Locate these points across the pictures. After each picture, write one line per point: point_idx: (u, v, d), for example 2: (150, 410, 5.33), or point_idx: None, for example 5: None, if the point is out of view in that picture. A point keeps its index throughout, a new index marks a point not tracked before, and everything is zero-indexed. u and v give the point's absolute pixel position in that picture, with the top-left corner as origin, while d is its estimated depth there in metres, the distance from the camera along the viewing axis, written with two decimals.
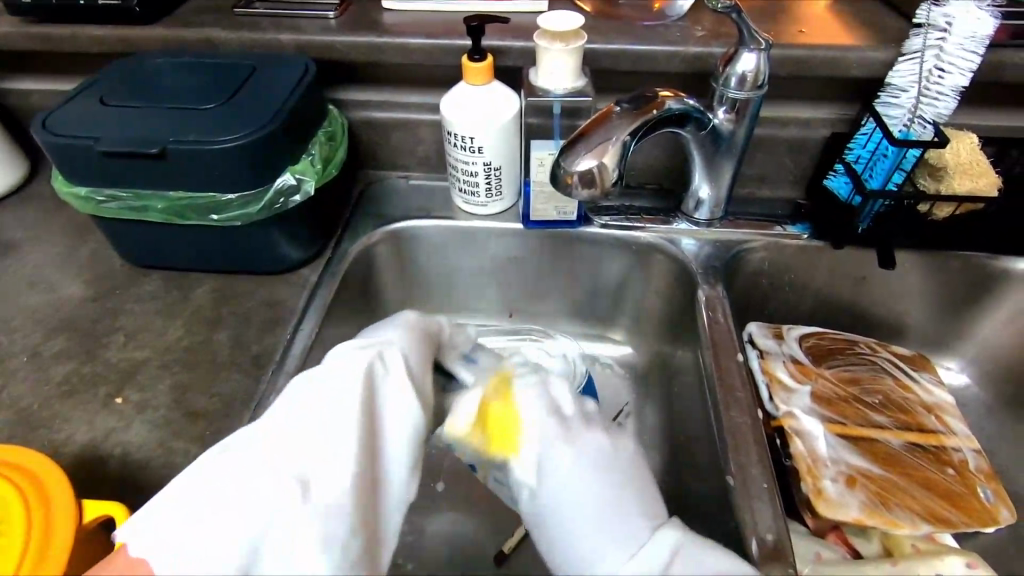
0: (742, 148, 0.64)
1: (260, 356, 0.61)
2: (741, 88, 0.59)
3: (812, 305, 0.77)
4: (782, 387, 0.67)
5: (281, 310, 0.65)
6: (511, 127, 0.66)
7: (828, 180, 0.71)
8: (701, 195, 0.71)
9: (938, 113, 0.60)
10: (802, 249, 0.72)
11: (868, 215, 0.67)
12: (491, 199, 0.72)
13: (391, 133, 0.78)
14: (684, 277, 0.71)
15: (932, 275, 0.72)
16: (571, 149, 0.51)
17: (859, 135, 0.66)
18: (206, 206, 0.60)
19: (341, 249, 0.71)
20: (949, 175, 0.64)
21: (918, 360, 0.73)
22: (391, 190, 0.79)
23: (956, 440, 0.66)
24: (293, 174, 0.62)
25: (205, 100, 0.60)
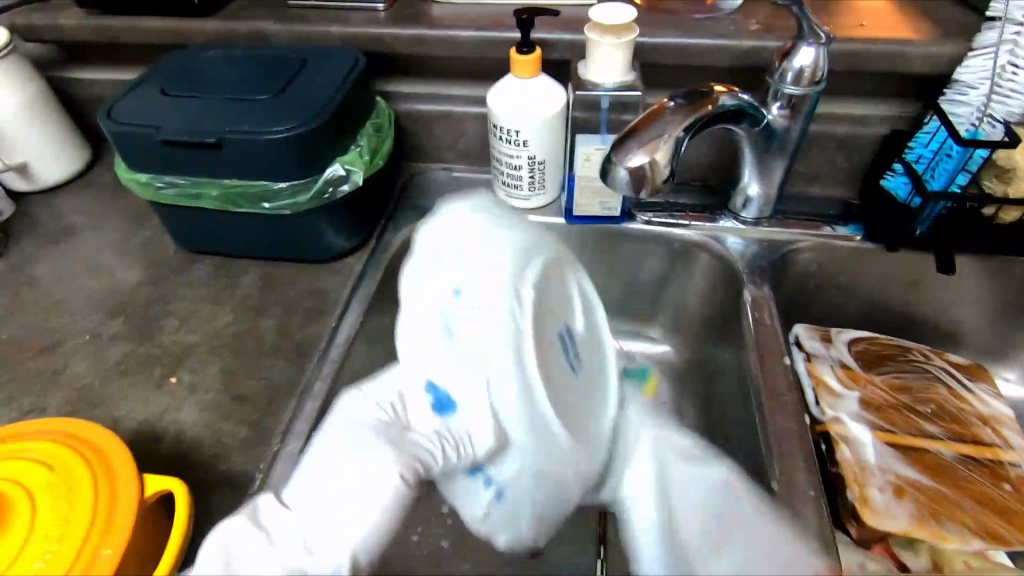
0: (795, 145, 0.62)
1: (305, 343, 0.62)
2: (798, 84, 0.57)
3: (862, 309, 0.74)
4: (828, 392, 0.65)
5: (326, 298, 0.66)
6: (556, 122, 0.66)
7: (884, 179, 0.68)
8: (749, 192, 0.69)
9: (1010, 112, 0.57)
10: (855, 251, 0.70)
11: (929, 218, 0.64)
12: (533, 192, 0.72)
13: (435, 125, 0.78)
14: (730, 277, 0.70)
15: (993, 282, 0.69)
16: (621, 145, 0.50)
17: (921, 134, 0.63)
18: (257, 194, 0.62)
19: (383, 240, 0.72)
20: (1019, 176, 0.60)
21: (975, 369, 0.71)
22: (434, 183, 0.80)
23: (1014, 455, 0.63)
24: (341, 165, 0.63)
25: (259, 91, 0.62)
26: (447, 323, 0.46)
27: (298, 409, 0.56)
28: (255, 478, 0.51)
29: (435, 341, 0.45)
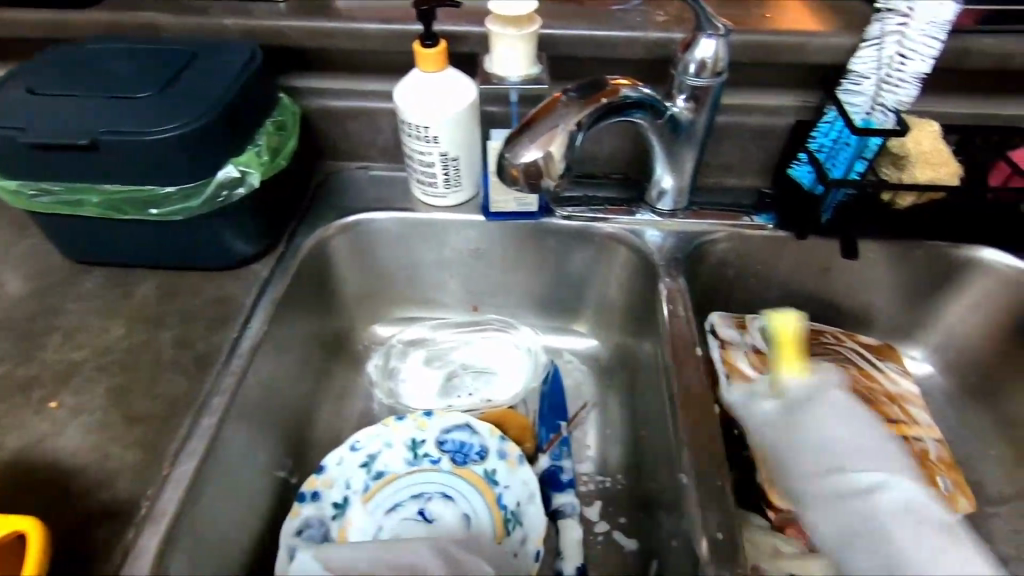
0: (703, 136, 0.62)
1: (202, 355, 0.58)
2: (700, 76, 0.58)
3: (779, 296, 0.76)
4: (741, 377, 0.66)
5: (227, 307, 0.63)
6: (466, 118, 0.64)
7: (790, 169, 0.69)
8: (663, 185, 0.69)
9: (899, 100, 0.59)
10: (767, 239, 0.71)
11: (831, 206, 0.66)
12: (449, 190, 0.70)
13: (348, 122, 0.75)
14: (648, 269, 0.70)
15: (897, 266, 0.71)
16: (515, 139, 0.49)
17: (823, 123, 0.65)
18: (143, 200, 0.57)
19: (294, 243, 0.69)
20: (911, 164, 0.62)
21: (884, 349, 0.73)
22: (351, 182, 0.77)
23: (918, 430, 0.66)
24: (235, 166, 0.59)
25: (141, 88, 0.57)
26: (359, 445, 0.64)
27: (193, 427, 0.52)
28: (141, 506, 0.48)
29: (365, 483, 0.63)
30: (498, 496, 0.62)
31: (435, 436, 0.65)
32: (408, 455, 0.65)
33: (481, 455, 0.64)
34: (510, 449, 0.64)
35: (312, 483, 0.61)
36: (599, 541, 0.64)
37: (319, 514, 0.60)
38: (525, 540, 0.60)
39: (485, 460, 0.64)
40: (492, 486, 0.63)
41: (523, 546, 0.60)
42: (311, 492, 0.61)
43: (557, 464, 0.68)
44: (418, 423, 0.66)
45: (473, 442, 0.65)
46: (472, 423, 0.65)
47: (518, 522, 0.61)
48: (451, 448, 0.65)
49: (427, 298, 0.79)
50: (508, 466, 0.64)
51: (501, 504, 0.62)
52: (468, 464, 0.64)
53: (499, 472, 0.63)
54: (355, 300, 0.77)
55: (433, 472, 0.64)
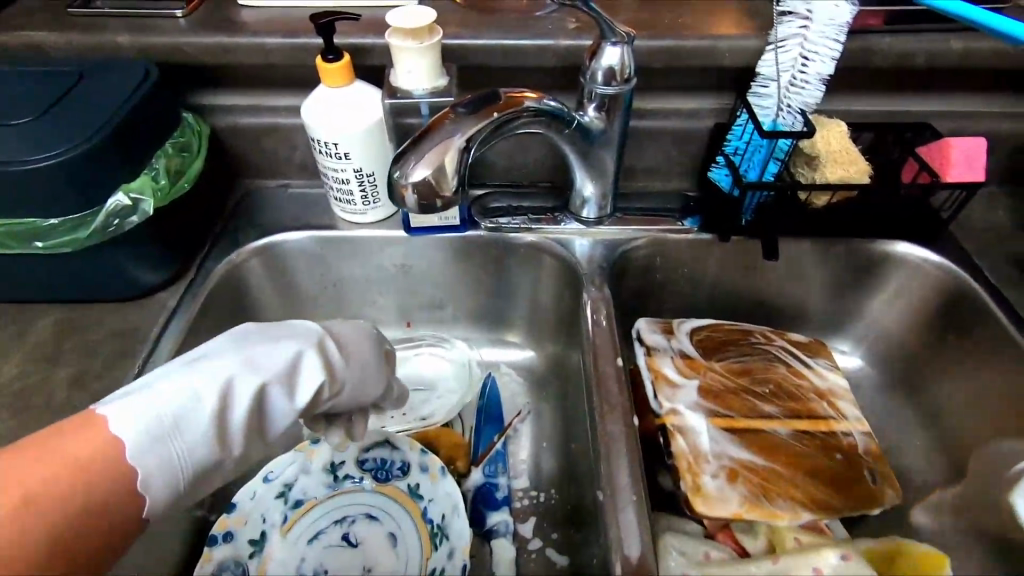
0: (618, 141, 0.62)
1: (100, 395, 0.55)
2: (610, 85, 0.57)
3: (709, 298, 0.76)
4: (667, 384, 0.66)
5: (130, 340, 0.59)
6: (378, 133, 0.62)
7: (711, 172, 0.70)
8: (586, 193, 0.68)
9: (807, 102, 0.60)
10: (692, 243, 0.71)
11: (751, 206, 0.67)
12: (368, 207, 0.68)
13: (262, 139, 0.72)
14: (574, 278, 0.69)
15: (820, 263, 0.72)
16: (405, 157, 0.48)
17: (735, 127, 0.65)
18: (27, 232, 0.54)
19: (205, 269, 0.66)
20: (822, 164, 0.62)
21: (813, 346, 0.74)
22: (269, 201, 0.74)
23: (846, 425, 0.67)
24: (126, 194, 0.55)
25: (18, 114, 0.54)
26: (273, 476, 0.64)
27: None
28: None
29: (285, 513, 0.62)
30: (423, 511, 0.62)
31: (355, 457, 0.65)
32: (328, 481, 0.64)
33: (402, 470, 0.65)
34: (433, 462, 0.64)
35: (223, 523, 0.60)
36: (533, 559, 0.63)
37: (236, 554, 0.59)
38: (452, 553, 0.59)
39: (408, 475, 0.64)
40: (417, 501, 0.63)
41: (450, 561, 0.59)
42: (223, 532, 0.60)
43: (492, 481, 0.66)
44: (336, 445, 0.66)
45: (394, 459, 0.65)
46: (392, 439, 0.66)
47: (445, 535, 0.60)
48: (371, 468, 0.65)
49: (356, 316, 0.76)
50: (430, 479, 0.63)
51: (427, 519, 0.62)
52: (391, 480, 0.64)
53: (422, 486, 0.63)
54: (279, 323, 0.74)
55: (355, 494, 0.64)
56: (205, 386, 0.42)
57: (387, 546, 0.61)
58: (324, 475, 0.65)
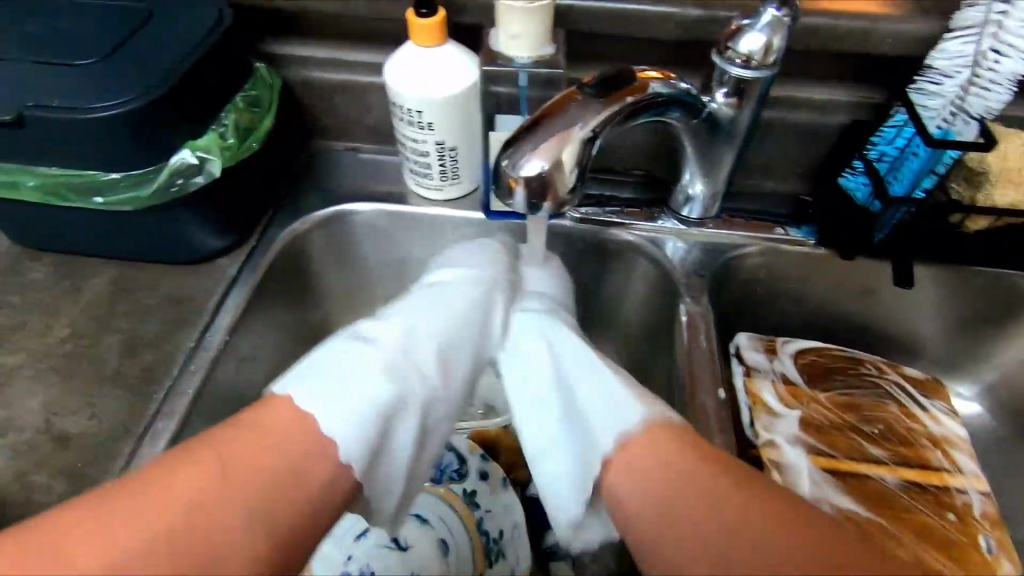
0: (745, 135, 0.53)
1: (152, 369, 0.52)
2: (747, 67, 0.47)
3: (813, 320, 0.67)
4: (764, 410, 0.58)
5: (186, 310, 0.55)
6: (466, 104, 0.55)
7: (841, 178, 0.59)
8: (691, 190, 0.60)
9: (988, 107, 0.48)
10: (805, 258, 0.62)
11: (889, 223, 0.57)
12: (445, 182, 0.61)
13: (335, 97, 0.66)
14: (668, 288, 0.61)
15: (952, 294, 0.62)
16: (517, 144, 0.41)
17: (887, 128, 0.55)
18: (86, 186, 0.50)
19: (267, 238, 0.61)
20: (991, 182, 0.53)
21: (930, 384, 0.64)
22: (337, 165, 0.68)
23: (962, 480, 0.57)
24: (193, 152, 0.51)
25: (82, 54, 0.49)
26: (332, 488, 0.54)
27: (133, 458, 0.47)
28: None
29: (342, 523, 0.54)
30: (479, 522, 0.56)
31: None
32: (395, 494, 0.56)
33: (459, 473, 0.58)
34: (494, 470, 0.58)
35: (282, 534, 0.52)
36: None
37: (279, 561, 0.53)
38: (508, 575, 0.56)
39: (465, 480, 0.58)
40: (473, 509, 0.57)
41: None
42: None
43: None
44: None
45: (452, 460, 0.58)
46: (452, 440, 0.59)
47: (501, 553, 0.56)
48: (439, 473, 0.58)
49: None
50: (490, 489, 0.58)
51: (482, 530, 0.56)
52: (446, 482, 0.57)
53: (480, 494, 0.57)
54: (338, 297, 0.69)
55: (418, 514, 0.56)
56: (339, 343, 0.47)
57: (437, 557, 0.54)
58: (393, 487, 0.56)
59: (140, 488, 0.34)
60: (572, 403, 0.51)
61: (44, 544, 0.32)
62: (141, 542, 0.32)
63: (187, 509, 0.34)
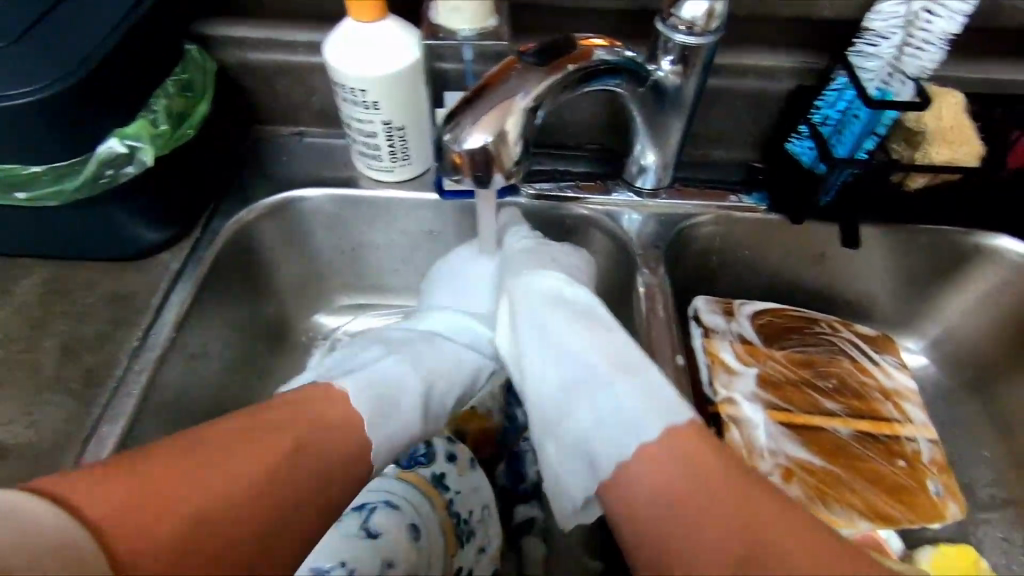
0: (692, 104, 0.53)
1: (95, 371, 0.49)
2: (690, 33, 0.47)
3: (768, 285, 0.68)
4: (723, 369, 0.60)
5: (128, 308, 0.53)
6: (411, 81, 0.53)
7: (789, 143, 0.60)
8: (644, 161, 0.60)
9: (923, 67, 0.50)
10: (758, 224, 0.63)
11: (833, 187, 0.58)
12: (397, 164, 0.60)
13: (276, 79, 0.63)
14: (626, 260, 0.62)
15: (897, 252, 0.64)
16: (458, 117, 0.40)
17: (829, 91, 0.56)
18: (7, 181, 0.47)
19: (212, 228, 0.59)
20: (927, 141, 0.54)
21: (881, 340, 0.66)
22: (283, 151, 0.66)
23: (910, 429, 0.60)
24: (121, 140, 0.48)
25: None
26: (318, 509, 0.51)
27: (77, 464, 0.44)
28: None
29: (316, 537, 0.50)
30: (449, 504, 0.55)
31: None
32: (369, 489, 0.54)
33: (427, 458, 0.57)
34: (461, 451, 0.58)
35: None
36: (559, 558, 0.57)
37: None
38: (481, 553, 0.55)
39: (433, 462, 0.57)
40: (441, 490, 0.55)
41: (479, 560, 0.55)
42: None
43: (520, 470, 0.62)
44: None
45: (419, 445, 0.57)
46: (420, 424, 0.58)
47: (472, 534, 0.56)
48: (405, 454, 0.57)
49: (376, 285, 0.70)
50: (458, 471, 0.57)
51: (452, 511, 0.55)
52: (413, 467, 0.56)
53: (449, 477, 0.56)
54: (293, 287, 0.67)
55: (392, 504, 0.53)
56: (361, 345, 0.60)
57: (409, 541, 0.52)
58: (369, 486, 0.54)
59: (157, 457, 0.37)
60: (628, 384, 0.47)
61: (107, 486, 0.35)
62: (222, 483, 0.38)
63: (244, 442, 0.40)
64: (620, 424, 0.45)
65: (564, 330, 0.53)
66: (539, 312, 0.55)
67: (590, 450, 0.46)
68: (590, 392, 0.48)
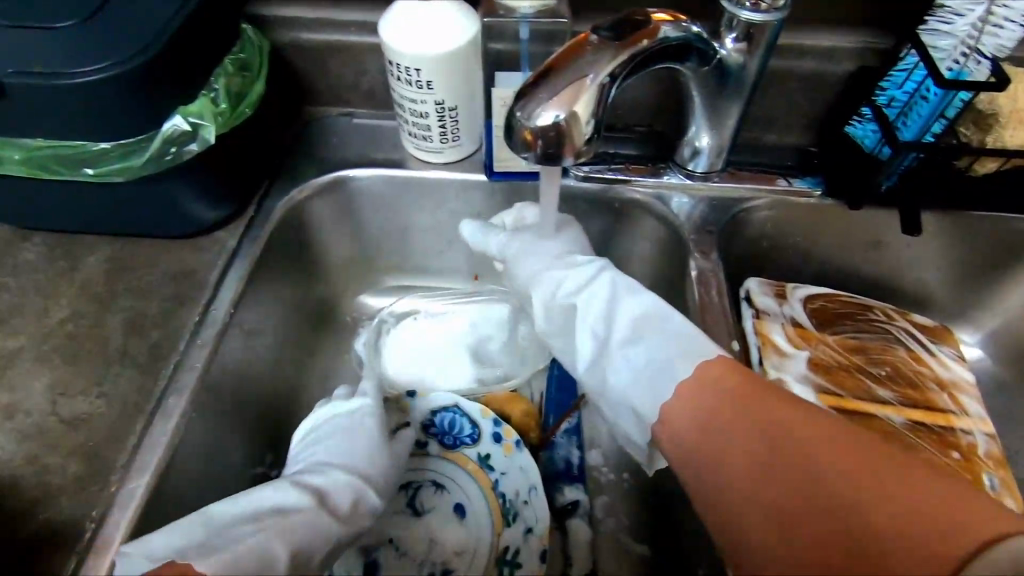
0: (753, 85, 0.52)
1: (158, 346, 0.50)
2: (756, 10, 0.46)
3: (819, 273, 0.67)
4: (774, 350, 0.58)
5: (187, 285, 0.54)
6: (466, 59, 0.53)
7: (850, 127, 0.59)
8: (698, 143, 0.59)
9: (1001, 45, 0.48)
10: (814, 208, 0.61)
11: (896, 171, 0.56)
12: (446, 144, 0.60)
13: (327, 60, 0.63)
14: (676, 244, 0.61)
15: (958, 240, 0.62)
16: (530, 93, 0.40)
17: (896, 71, 0.54)
18: (77, 157, 0.48)
19: (266, 207, 0.60)
20: (1001, 125, 0.52)
21: (938, 331, 0.64)
22: (333, 132, 0.66)
23: (968, 422, 0.58)
24: (185, 118, 0.49)
25: (61, 16, 0.46)
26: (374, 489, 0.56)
27: (146, 435, 0.46)
28: (86, 529, 0.42)
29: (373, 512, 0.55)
30: (494, 484, 0.56)
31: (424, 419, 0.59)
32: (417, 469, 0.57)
33: (472, 438, 0.58)
34: (507, 433, 0.58)
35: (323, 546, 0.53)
36: (603, 540, 0.57)
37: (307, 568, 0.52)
38: (528, 533, 0.54)
39: (479, 444, 0.58)
40: (487, 473, 0.57)
41: (525, 540, 0.53)
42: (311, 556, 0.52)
43: (564, 452, 0.60)
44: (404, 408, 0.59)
45: (463, 425, 0.58)
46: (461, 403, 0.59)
47: (518, 513, 0.55)
48: (443, 433, 0.58)
49: (422, 267, 0.70)
50: (503, 451, 0.57)
51: (498, 492, 0.56)
52: (459, 447, 0.58)
53: (493, 457, 0.57)
54: (340, 268, 0.68)
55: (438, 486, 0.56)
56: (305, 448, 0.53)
57: (452, 519, 0.55)
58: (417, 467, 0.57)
59: None
60: (670, 348, 0.47)
61: None
62: None
63: None
64: (653, 375, 0.47)
65: (587, 287, 0.53)
66: (562, 273, 0.55)
67: (629, 398, 0.48)
68: (619, 342, 0.50)
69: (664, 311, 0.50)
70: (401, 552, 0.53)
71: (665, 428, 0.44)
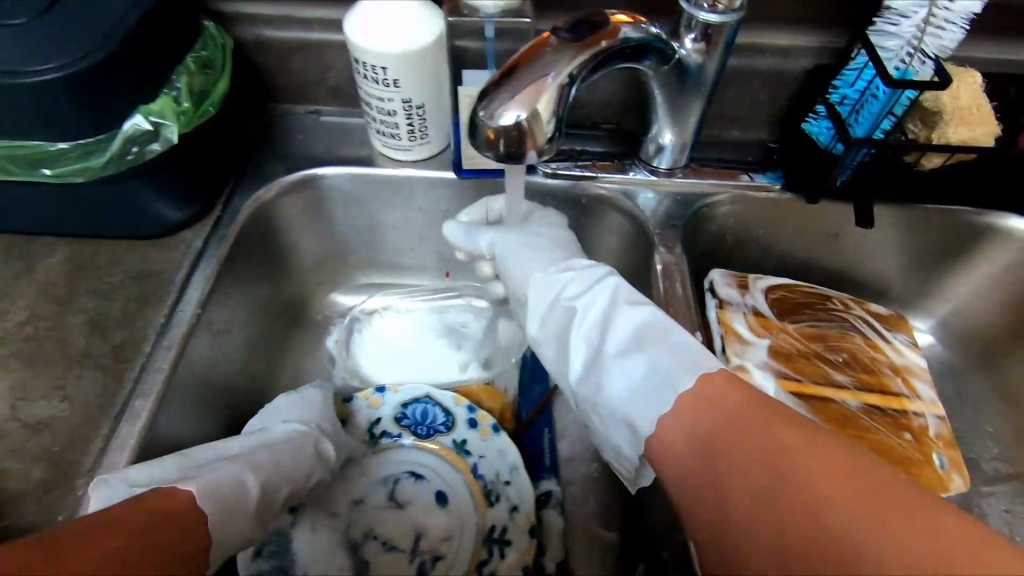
0: (713, 83, 0.53)
1: (123, 347, 0.50)
2: (713, 11, 0.48)
3: (780, 264, 0.69)
4: (737, 339, 0.60)
5: (153, 285, 0.53)
6: (432, 58, 0.53)
7: (806, 123, 0.61)
8: (662, 140, 0.60)
9: (943, 47, 0.50)
10: (774, 203, 0.63)
11: (850, 166, 0.58)
12: (415, 142, 0.60)
13: (292, 57, 0.63)
14: (642, 239, 0.62)
15: (908, 231, 0.65)
16: (493, 94, 0.40)
17: (848, 71, 0.56)
18: (33, 157, 0.47)
19: (233, 206, 0.59)
20: (944, 121, 0.55)
21: (893, 318, 0.67)
22: (299, 130, 0.66)
23: (919, 405, 0.61)
24: (146, 117, 0.48)
25: (12, 12, 0.45)
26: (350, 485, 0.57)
27: (111, 438, 0.45)
28: (51, 533, 0.41)
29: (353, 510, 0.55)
30: (473, 467, 0.57)
31: (396, 412, 0.60)
32: (392, 462, 0.58)
33: (447, 425, 0.59)
34: (484, 419, 0.59)
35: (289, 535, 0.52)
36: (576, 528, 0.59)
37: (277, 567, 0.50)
38: (512, 512, 0.55)
39: (453, 431, 0.59)
40: (464, 457, 0.58)
41: (511, 519, 0.55)
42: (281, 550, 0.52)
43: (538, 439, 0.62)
44: (374, 402, 0.61)
45: (437, 414, 0.60)
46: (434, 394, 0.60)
47: (499, 494, 0.56)
48: (417, 424, 0.59)
49: (393, 264, 0.70)
50: (480, 435, 0.58)
51: (478, 476, 0.57)
52: (434, 436, 0.59)
53: (470, 441, 0.58)
54: (310, 266, 0.68)
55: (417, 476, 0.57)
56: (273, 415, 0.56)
57: (435, 506, 0.56)
58: (393, 461, 0.58)
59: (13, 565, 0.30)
60: (666, 359, 0.45)
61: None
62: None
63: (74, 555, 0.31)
64: (649, 388, 0.44)
65: (590, 289, 0.52)
66: (565, 276, 0.54)
67: (622, 409, 0.45)
68: (614, 353, 0.48)
69: (666, 324, 0.48)
70: (388, 548, 0.54)
71: (660, 447, 0.41)
